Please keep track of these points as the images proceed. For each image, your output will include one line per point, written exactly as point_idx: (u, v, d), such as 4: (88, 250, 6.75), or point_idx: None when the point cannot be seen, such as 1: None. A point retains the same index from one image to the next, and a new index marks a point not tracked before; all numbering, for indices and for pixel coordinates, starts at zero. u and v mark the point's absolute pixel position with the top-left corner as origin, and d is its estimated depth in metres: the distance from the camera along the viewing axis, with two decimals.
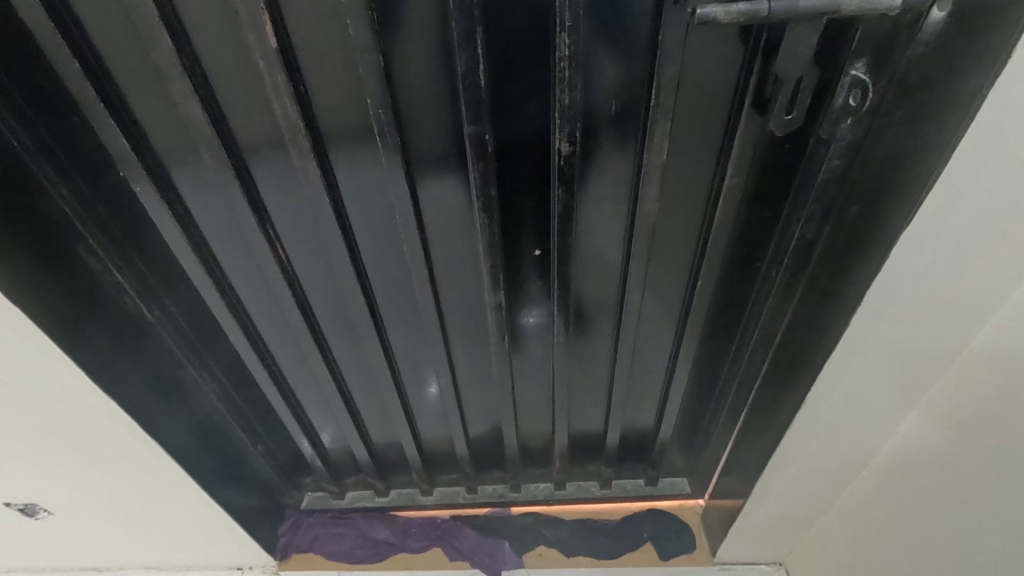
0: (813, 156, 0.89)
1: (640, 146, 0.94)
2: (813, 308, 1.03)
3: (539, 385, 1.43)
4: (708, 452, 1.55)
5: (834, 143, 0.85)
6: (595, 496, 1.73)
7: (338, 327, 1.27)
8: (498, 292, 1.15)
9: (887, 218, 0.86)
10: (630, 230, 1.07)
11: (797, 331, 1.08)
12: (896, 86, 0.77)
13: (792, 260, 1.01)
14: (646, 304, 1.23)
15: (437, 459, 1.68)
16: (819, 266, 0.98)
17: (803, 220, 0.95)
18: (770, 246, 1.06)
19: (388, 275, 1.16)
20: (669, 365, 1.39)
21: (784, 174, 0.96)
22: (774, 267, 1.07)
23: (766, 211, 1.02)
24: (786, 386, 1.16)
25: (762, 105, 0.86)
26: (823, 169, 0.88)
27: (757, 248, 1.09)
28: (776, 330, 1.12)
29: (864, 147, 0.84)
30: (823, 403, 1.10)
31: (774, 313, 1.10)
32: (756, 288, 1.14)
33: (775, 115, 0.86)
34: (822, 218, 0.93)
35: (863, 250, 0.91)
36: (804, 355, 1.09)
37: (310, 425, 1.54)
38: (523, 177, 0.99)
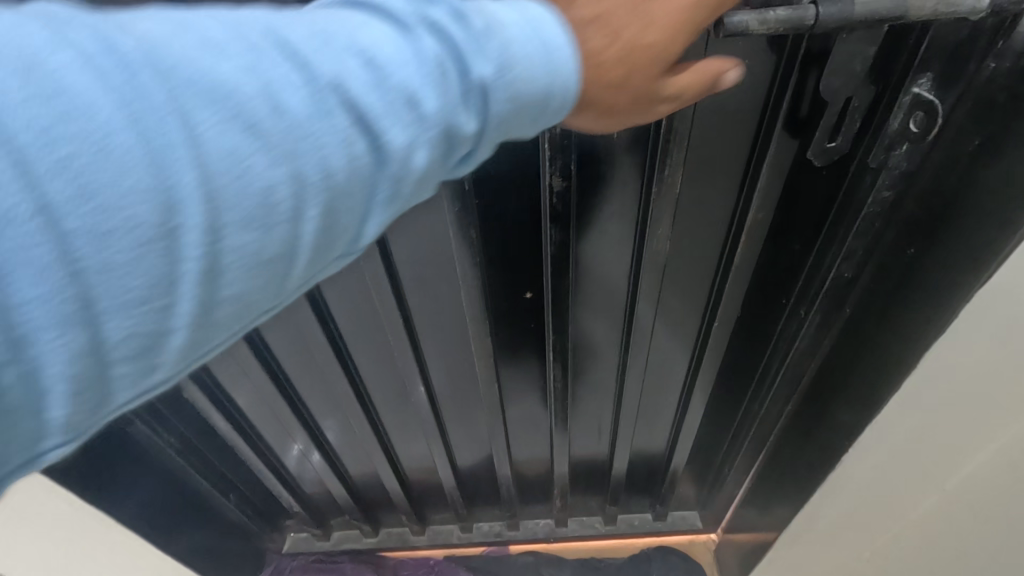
0: (852, 187, 0.74)
1: (648, 177, 0.79)
2: (845, 351, 0.90)
3: (537, 425, 1.29)
4: (723, 488, 1.42)
5: (885, 171, 0.70)
6: (599, 532, 1.60)
7: (302, 369, 1.13)
8: (486, 335, 1.03)
9: (945, 268, 0.68)
10: (637, 266, 0.92)
11: (832, 390, 0.94)
12: (970, 107, 0.62)
13: (827, 299, 0.87)
14: (654, 342, 1.10)
15: (428, 499, 1.54)
16: (859, 305, 0.85)
17: (839, 257, 0.81)
18: (797, 284, 0.90)
19: (356, 317, 1.02)
20: (680, 403, 1.25)
21: (820, 206, 0.80)
22: (802, 305, 0.91)
23: (795, 245, 0.86)
24: (807, 433, 1.04)
25: (799, 126, 0.72)
26: (866, 200, 0.74)
27: (782, 284, 0.93)
28: (805, 368, 1.00)
29: (916, 176, 0.70)
30: (854, 482, 0.94)
31: (804, 353, 0.97)
32: (779, 328, 0.98)
33: (815, 142, 0.71)
34: (864, 253, 0.80)
35: (908, 302, 0.75)
36: (834, 410, 0.94)
37: (285, 468, 1.40)
38: (511, 213, 0.84)
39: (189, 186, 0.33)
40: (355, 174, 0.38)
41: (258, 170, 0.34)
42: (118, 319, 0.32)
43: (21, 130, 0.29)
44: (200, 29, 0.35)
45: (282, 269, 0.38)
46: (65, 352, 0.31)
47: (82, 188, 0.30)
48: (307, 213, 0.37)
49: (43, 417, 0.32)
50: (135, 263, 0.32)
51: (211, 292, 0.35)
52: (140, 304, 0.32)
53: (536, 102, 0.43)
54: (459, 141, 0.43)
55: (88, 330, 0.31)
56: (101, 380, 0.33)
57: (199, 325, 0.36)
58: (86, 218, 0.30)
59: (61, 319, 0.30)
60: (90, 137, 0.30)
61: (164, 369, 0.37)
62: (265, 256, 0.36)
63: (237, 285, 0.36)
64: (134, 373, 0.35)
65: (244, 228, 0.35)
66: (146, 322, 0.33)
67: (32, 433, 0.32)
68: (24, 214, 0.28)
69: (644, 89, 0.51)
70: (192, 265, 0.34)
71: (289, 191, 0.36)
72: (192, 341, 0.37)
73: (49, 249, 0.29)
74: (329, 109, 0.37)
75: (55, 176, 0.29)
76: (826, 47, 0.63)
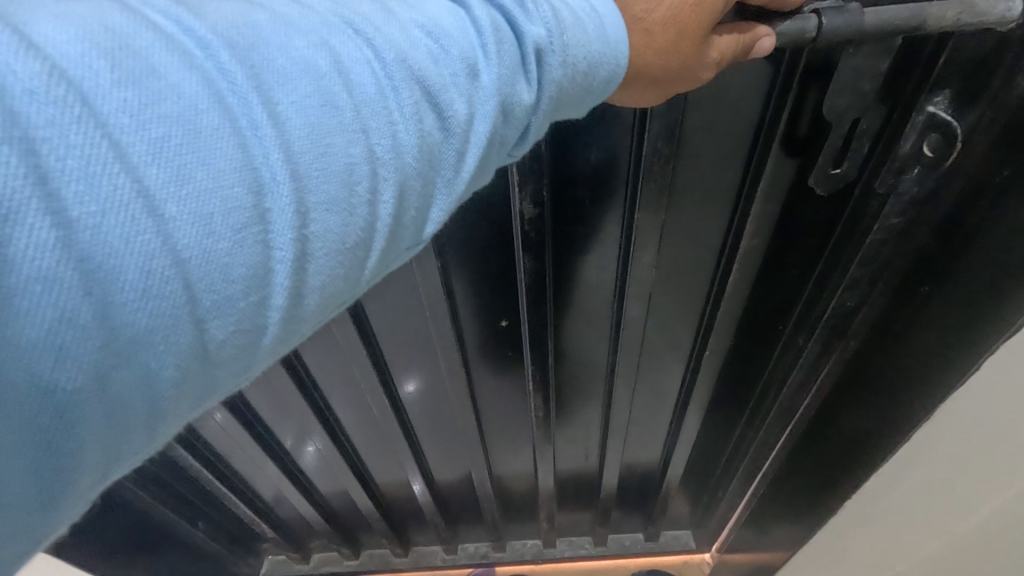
0: (856, 212, 0.67)
1: (630, 203, 0.71)
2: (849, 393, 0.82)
3: (520, 457, 1.21)
4: (717, 512, 1.35)
5: (893, 198, 0.63)
6: (589, 554, 1.53)
7: (265, 400, 1.05)
8: (460, 366, 0.95)
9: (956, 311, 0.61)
10: (620, 296, 0.83)
11: (838, 426, 0.85)
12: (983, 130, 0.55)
13: (825, 328, 0.80)
14: (643, 377, 1.01)
15: (409, 525, 1.47)
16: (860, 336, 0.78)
17: (840, 286, 0.73)
18: (795, 313, 0.83)
19: (319, 350, 0.93)
20: (670, 436, 1.16)
21: (818, 230, 0.73)
22: (799, 333, 0.84)
23: (794, 270, 0.79)
24: (806, 472, 0.96)
25: (797, 149, 0.65)
26: (874, 228, 0.66)
27: (778, 313, 0.85)
28: (802, 400, 0.93)
29: (925, 202, 0.63)
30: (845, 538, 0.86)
31: (800, 385, 0.90)
32: (775, 358, 0.91)
33: (817, 167, 0.63)
34: (869, 283, 0.72)
35: (916, 347, 0.67)
36: (832, 451, 0.87)
37: (257, 495, 1.33)
38: (481, 239, 0.76)
39: (279, 168, 0.28)
40: (428, 149, 0.33)
41: (339, 146, 0.30)
42: (218, 319, 0.27)
43: (110, 111, 0.24)
44: (271, 6, 0.31)
45: (365, 258, 0.32)
46: (165, 356, 0.25)
47: (175, 171, 0.25)
48: (387, 195, 0.32)
49: (129, 437, 0.27)
50: (236, 253, 0.26)
51: (302, 288, 0.30)
52: (241, 299, 0.27)
53: (581, 73, 0.39)
54: (510, 117, 0.38)
55: (185, 333, 0.26)
56: (195, 393, 0.28)
57: (289, 324, 0.30)
58: (186, 200, 0.25)
59: (160, 318, 0.25)
60: (180, 115, 0.25)
61: (250, 380, 0.31)
62: (352, 243, 0.31)
63: (331, 275, 0.31)
64: (221, 383, 0.29)
65: (331, 209, 0.29)
66: (246, 321, 0.28)
67: (119, 455, 0.27)
68: (120, 200, 0.23)
69: (688, 55, 0.44)
70: (284, 254, 0.28)
71: (369, 169, 0.31)
72: (281, 345, 0.31)
73: (150, 238, 0.24)
74: (397, 84, 0.32)
75: (149, 160, 0.24)
76: (828, 63, 0.56)
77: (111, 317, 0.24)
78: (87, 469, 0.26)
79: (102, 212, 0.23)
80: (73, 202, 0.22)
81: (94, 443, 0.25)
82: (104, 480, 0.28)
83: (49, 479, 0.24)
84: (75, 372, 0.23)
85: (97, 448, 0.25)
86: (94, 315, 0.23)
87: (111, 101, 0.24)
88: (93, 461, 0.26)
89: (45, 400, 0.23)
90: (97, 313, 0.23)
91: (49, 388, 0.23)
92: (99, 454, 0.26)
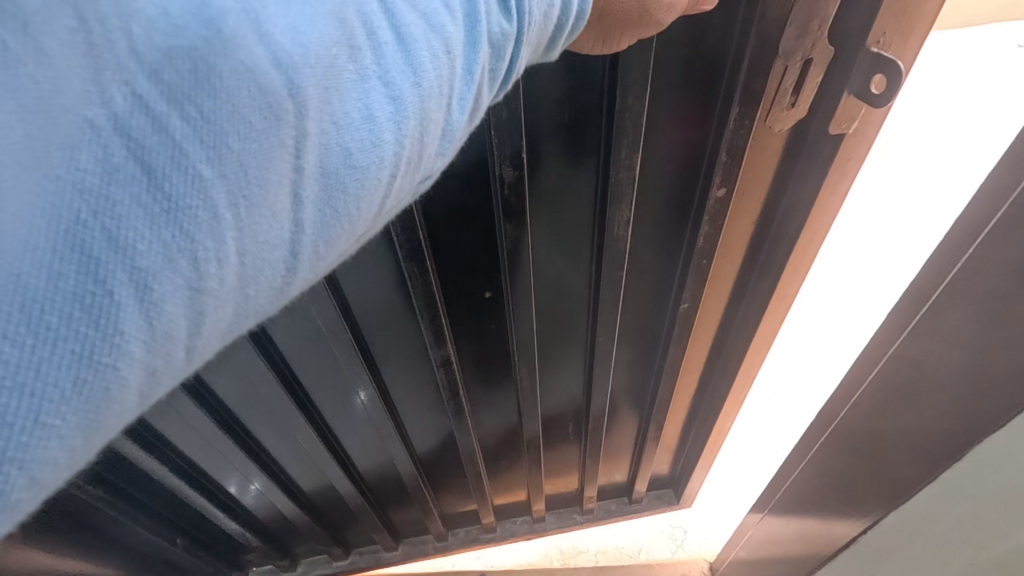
0: (811, 152, 0.72)
1: (603, 163, 0.73)
2: (863, 411, 0.81)
3: (508, 429, 1.23)
4: (696, 468, 1.40)
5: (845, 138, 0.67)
6: (579, 522, 1.58)
7: (241, 399, 1.01)
8: (444, 346, 0.94)
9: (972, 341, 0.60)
10: (599, 260, 0.85)
11: (866, 433, 0.81)
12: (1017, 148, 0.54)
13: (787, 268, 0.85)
14: (622, 339, 1.03)
15: (397, 516, 1.46)
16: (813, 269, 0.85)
17: (803, 227, 0.78)
18: (761, 258, 0.88)
19: (302, 343, 0.92)
20: (647, 400, 1.19)
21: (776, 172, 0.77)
22: (762, 278, 0.90)
23: (753, 216, 0.83)
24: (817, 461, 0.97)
25: (755, 99, 0.67)
26: (833, 161, 0.70)
27: (744, 259, 0.91)
28: (768, 337, 1.00)
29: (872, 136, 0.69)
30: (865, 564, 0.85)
31: (767, 323, 0.96)
32: (744, 304, 0.97)
33: (776, 108, 0.67)
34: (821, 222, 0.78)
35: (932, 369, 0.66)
36: (849, 471, 0.86)
37: (237, 501, 1.29)
38: (456, 207, 0.76)
39: (291, 79, 0.28)
40: (433, 71, 0.33)
41: (343, 61, 0.30)
42: (249, 228, 0.27)
43: (124, 23, 0.25)
44: None
45: (389, 177, 0.32)
46: (197, 267, 0.25)
47: (185, 74, 0.26)
48: (399, 113, 0.32)
49: (169, 362, 0.25)
50: (259, 161, 0.27)
51: (324, 204, 0.30)
52: (266, 208, 0.27)
53: (551, 6, 0.39)
54: (496, 49, 0.37)
55: (217, 239, 0.26)
56: (229, 311, 0.27)
57: (317, 242, 0.30)
58: (206, 106, 0.26)
59: (187, 225, 0.25)
60: (188, 27, 0.26)
61: (282, 305, 0.31)
62: (371, 161, 0.31)
63: (354, 190, 0.31)
64: (256, 305, 0.29)
65: (341, 123, 0.30)
66: (270, 234, 0.28)
67: (162, 381, 0.26)
68: (130, 107, 0.24)
69: None
70: (304, 164, 0.29)
71: (374, 86, 0.31)
72: (311, 268, 0.31)
73: (172, 141, 0.25)
74: (392, 6, 0.32)
75: (159, 66, 0.25)
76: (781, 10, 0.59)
77: (136, 221, 0.24)
78: (129, 395, 0.25)
79: (114, 118, 0.24)
80: (83, 105, 0.24)
81: (136, 364, 0.24)
82: (144, 410, 0.27)
83: (91, 408, 0.23)
84: (102, 281, 0.23)
85: (139, 372, 0.24)
86: (116, 219, 0.23)
87: (113, 16, 0.25)
88: (136, 386, 0.25)
89: (75, 310, 0.22)
90: (118, 216, 0.23)
91: (76, 297, 0.22)
92: (141, 379, 0.25)
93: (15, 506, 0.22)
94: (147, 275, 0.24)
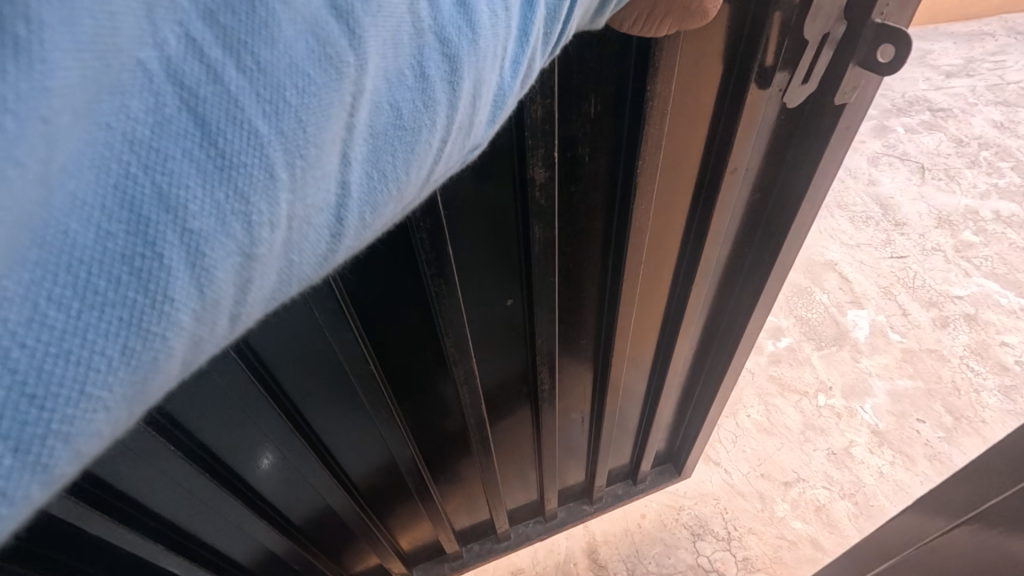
0: (810, 122, 0.72)
1: (633, 152, 0.67)
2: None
3: (523, 446, 1.16)
4: (693, 441, 1.39)
5: (844, 109, 0.68)
6: (592, 510, 1.50)
7: (214, 423, 0.72)
8: (467, 360, 0.82)
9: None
10: (624, 259, 0.79)
11: None
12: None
13: (780, 242, 0.85)
14: (634, 337, 0.99)
15: (408, 543, 1.28)
16: (803, 232, 0.86)
17: (802, 200, 0.78)
18: (758, 233, 0.88)
19: (313, 372, 0.75)
20: (650, 388, 1.17)
21: (771, 147, 0.76)
22: (759, 252, 0.90)
23: (754, 192, 0.82)
24: None
25: (768, 77, 0.64)
26: (834, 133, 0.70)
27: (743, 241, 0.90)
28: (761, 315, 1.00)
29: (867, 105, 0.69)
30: None
31: (766, 298, 0.96)
32: (742, 280, 0.96)
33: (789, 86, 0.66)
34: (817, 193, 0.79)
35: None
36: None
37: (233, 565, 0.94)
38: (481, 209, 0.66)
39: (351, 28, 0.25)
40: (496, 29, 0.31)
41: (404, 13, 0.27)
42: (302, 188, 0.24)
43: None
44: None
45: (440, 141, 0.31)
46: (250, 230, 0.23)
47: (240, 19, 0.23)
48: (453, 73, 0.30)
49: (213, 331, 0.23)
50: (320, 120, 0.24)
51: (371, 167, 0.28)
52: (315, 168, 0.25)
53: None
54: (551, 11, 0.36)
55: (272, 198, 0.23)
56: (275, 276, 0.25)
57: (366, 209, 0.28)
58: (269, 59, 0.23)
59: (241, 183, 0.22)
60: None
61: (326, 274, 0.29)
62: (421, 123, 0.29)
63: (404, 155, 0.29)
64: (299, 272, 0.27)
65: (394, 80, 0.28)
66: (319, 197, 0.26)
67: (205, 348, 0.23)
68: (183, 51, 0.21)
69: None
70: (358, 122, 0.27)
71: (435, 42, 0.29)
72: (360, 237, 0.29)
73: (229, 91, 0.22)
74: None
75: (214, 6, 0.22)
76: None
77: (189, 177, 0.21)
78: (174, 365, 0.22)
79: (168, 62, 0.21)
80: (136, 47, 0.21)
81: (184, 335, 0.22)
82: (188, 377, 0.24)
83: (138, 382, 0.21)
84: (151, 244, 0.20)
85: (186, 341, 0.22)
86: (169, 175, 0.21)
87: None
88: (181, 356, 0.22)
89: (124, 277, 0.20)
90: (170, 172, 0.21)
91: (124, 261, 0.20)
92: (188, 347, 0.22)
93: (59, 479, 0.19)
94: (202, 237, 0.21)
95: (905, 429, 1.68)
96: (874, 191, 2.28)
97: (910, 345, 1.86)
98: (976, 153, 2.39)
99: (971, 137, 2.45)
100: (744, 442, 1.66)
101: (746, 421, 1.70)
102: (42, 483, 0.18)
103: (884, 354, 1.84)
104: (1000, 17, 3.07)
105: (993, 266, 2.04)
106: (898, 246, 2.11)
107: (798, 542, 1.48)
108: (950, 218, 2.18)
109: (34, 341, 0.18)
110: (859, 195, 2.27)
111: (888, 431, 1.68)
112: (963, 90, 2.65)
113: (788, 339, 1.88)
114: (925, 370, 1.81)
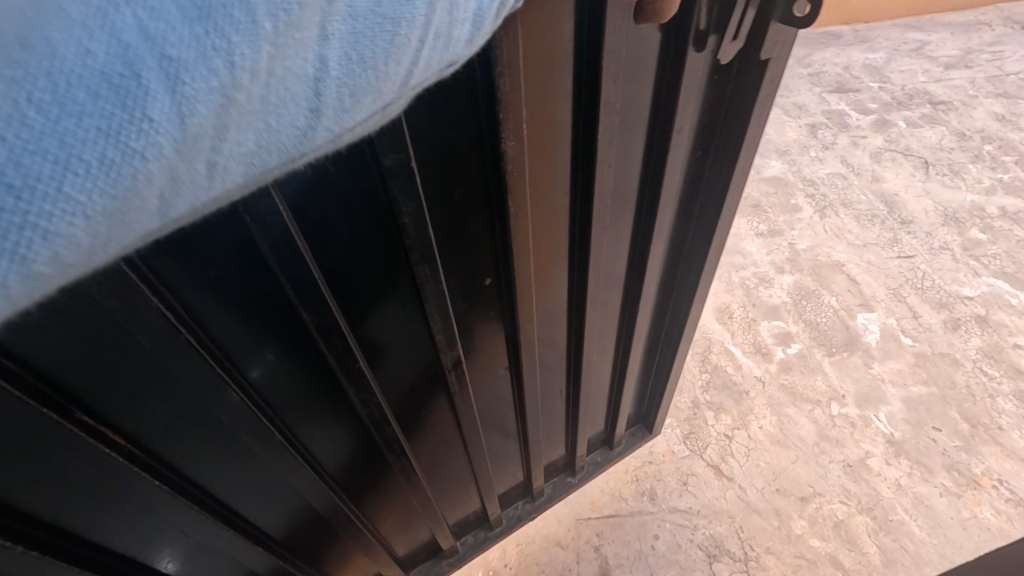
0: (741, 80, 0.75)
1: (591, 123, 0.68)
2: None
3: (506, 431, 1.16)
4: (661, 401, 1.45)
5: (769, 61, 0.70)
6: (579, 480, 1.54)
7: (192, 443, 0.66)
8: (455, 345, 0.82)
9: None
10: (585, 229, 0.81)
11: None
12: None
13: (721, 197, 0.88)
14: (599, 313, 1.01)
15: (404, 546, 1.28)
16: (740, 185, 0.88)
17: (738, 152, 0.81)
18: (703, 192, 0.90)
19: (298, 375, 0.70)
20: (615, 358, 1.19)
21: (705, 107, 0.78)
22: (708, 210, 0.92)
23: (695, 149, 0.84)
24: None
25: (702, 39, 0.66)
26: (761, 85, 0.73)
27: (692, 201, 0.92)
28: (708, 271, 1.03)
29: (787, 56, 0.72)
30: None
31: (711, 254, 0.99)
32: (690, 240, 0.99)
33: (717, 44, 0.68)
34: (750, 146, 0.82)
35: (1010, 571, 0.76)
36: None
37: None
38: (460, 199, 0.67)
39: None
40: None
41: None
42: (279, 49, 0.26)
43: None
44: None
45: (418, 44, 0.32)
46: (232, 71, 0.25)
47: None
48: None
49: (190, 172, 0.25)
50: None
51: (350, 49, 0.29)
52: (295, 30, 0.27)
53: None
54: None
55: (252, 47, 0.25)
56: (252, 135, 0.27)
57: (346, 92, 0.30)
58: None
59: (222, 24, 0.25)
60: None
61: (303, 155, 0.30)
62: (396, 17, 0.31)
63: (384, 47, 0.31)
64: (278, 141, 0.28)
65: None
66: (297, 65, 0.27)
67: (182, 190, 0.25)
68: None
69: None
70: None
71: None
72: (342, 118, 0.30)
73: None
74: None
75: None
76: None
77: (169, 13, 0.23)
78: (152, 195, 0.24)
79: None
80: None
81: (161, 162, 0.24)
82: (165, 222, 0.26)
83: (118, 199, 0.23)
84: (132, 68, 0.22)
85: (165, 171, 0.24)
86: (150, 10, 0.23)
87: None
88: (159, 188, 0.24)
89: (103, 90, 0.22)
90: (151, 8, 0.23)
91: (105, 77, 0.22)
92: (166, 178, 0.24)
93: (39, 278, 0.22)
94: (179, 67, 0.23)
95: (921, 438, 1.65)
96: (878, 188, 2.27)
97: (923, 350, 1.83)
98: (979, 147, 2.38)
99: (974, 131, 2.44)
100: (757, 455, 1.63)
101: (759, 433, 1.67)
102: (19, 276, 0.21)
103: (898, 364, 1.80)
104: (995, 5, 3.09)
105: (1002, 265, 2.01)
106: (905, 245, 2.09)
107: (817, 560, 1.45)
108: (957, 216, 2.15)
109: (12, 136, 0.20)
110: (865, 192, 2.26)
111: (904, 441, 1.65)
112: (963, 82, 2.65)
113: (798, 345, 1.86)
114: (938, 375, 1.77)
